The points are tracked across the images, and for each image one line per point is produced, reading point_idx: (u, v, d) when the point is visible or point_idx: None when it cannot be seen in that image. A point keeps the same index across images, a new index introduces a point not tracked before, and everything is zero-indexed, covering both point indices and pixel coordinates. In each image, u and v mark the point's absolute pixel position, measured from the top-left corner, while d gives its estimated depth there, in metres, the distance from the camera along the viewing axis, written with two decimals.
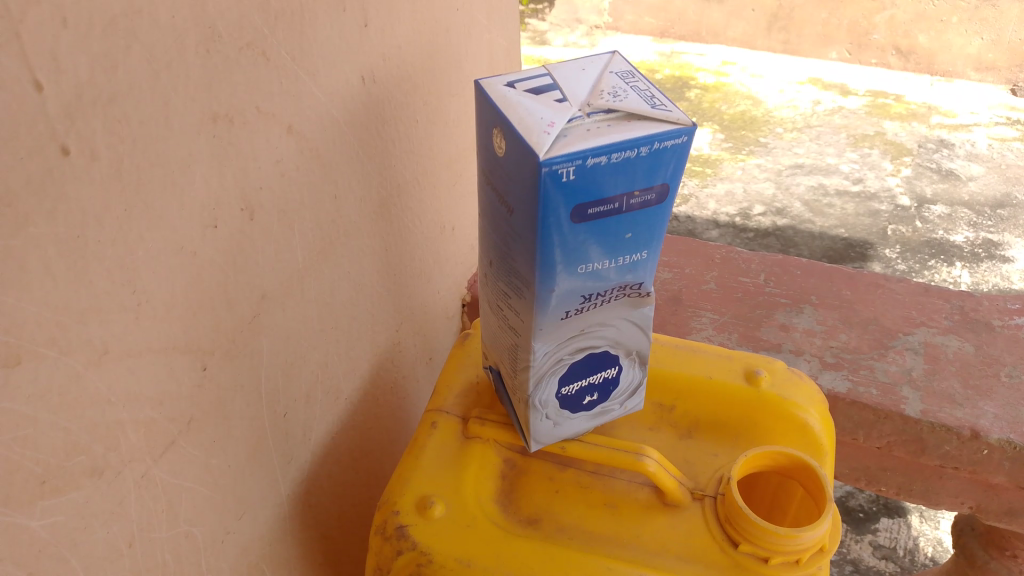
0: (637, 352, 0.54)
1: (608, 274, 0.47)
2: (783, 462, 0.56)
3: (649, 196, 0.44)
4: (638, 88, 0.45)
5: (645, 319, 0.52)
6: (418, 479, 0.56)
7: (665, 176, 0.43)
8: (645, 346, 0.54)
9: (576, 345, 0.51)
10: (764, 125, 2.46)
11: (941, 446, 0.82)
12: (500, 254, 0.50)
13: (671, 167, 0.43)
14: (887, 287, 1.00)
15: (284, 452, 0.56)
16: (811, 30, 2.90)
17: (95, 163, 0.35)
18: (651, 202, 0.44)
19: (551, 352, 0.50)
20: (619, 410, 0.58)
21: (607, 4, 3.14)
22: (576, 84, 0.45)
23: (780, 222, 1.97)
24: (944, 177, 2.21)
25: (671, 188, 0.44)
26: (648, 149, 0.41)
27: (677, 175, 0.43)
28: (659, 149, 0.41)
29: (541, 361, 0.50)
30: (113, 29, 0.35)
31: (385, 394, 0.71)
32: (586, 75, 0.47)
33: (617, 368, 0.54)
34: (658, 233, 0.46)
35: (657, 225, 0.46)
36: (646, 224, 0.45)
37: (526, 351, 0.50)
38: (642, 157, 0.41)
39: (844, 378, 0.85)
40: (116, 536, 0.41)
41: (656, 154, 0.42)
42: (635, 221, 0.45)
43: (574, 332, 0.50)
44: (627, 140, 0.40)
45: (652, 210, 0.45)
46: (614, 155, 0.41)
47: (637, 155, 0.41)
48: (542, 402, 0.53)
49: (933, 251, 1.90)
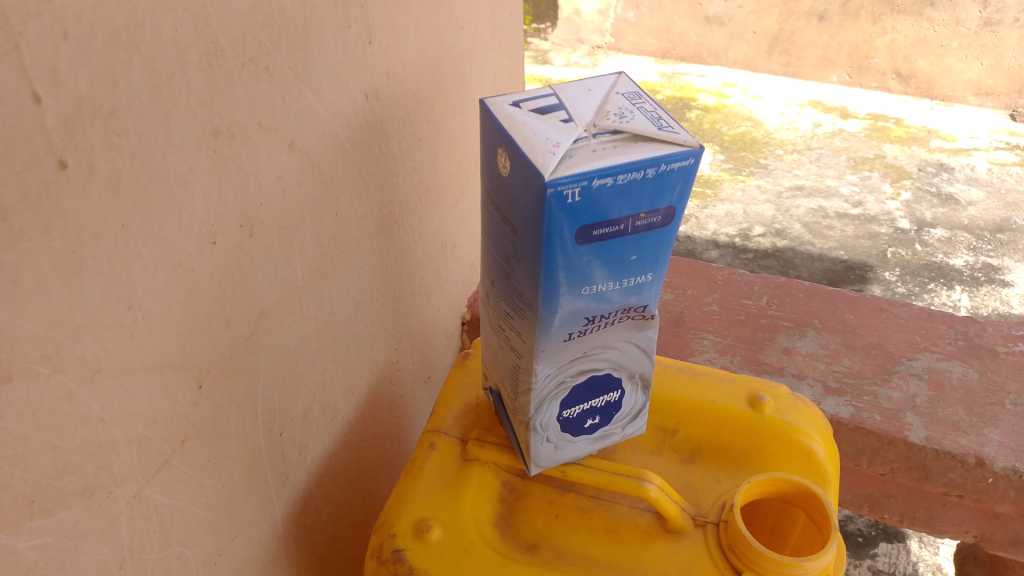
0: (640, 375, 0.53)
1: (612, 297, 0.46)
2: (787, 489, 0.55)
3: (655, 218, 0.43)
4: (645, 109, 0.45)
5: (648, 342, 0.51)
6: (416, 502, 0.55)
7: (672, 199, 0.43)
8: (648, 369, 0.53)
9: (578, 368, 0.50)
10: (765, 146, 2.46)
11: (945, 474, 0.81)
12: (503, 274, 0.49)
13: (677, 189, 0.42)
14: (890, 312, 0.99)
15: (279, 472, 0.55)
16: (812, 52, 2.92)
17: (93, 177, 0.35)
18: (656, 224, 0.44)
19: (553, 374, 0.49)
20: (620, 434, 0.57)
21: (609, 24, 3.15)
22: (582, 104, 0.45)
23: (780, 244, 1.97)
24: (944, 201, 2.21)
25: (677, 210, 0.44)
26: (654, 171, 0.41)
27: (683, 197, 0.43)
28: (666, 171, 0.41)
29: (542, 383, 0.49)
30: (114, 42, 0.34)
31: (383, 414, 0.70)
32: (592, 95, 0.46)
33: (619, 391, 0.54)
34: (663, 256, 0.46)
35: (662, 247, 0.45)
36: (651, 246, 0.45)
37: (527, 373, 0.49)
38: (648, 179, 0.41)
39: (847, 403, 0.85)
40: (106, 558, 0.40)
41: (663, 176, 0.41)
42: (640, 243, 0.44)
43: (576, 355, 0.49)
44: (633, 162, 0.40)
45: (657, 232, 0.44)
46: (621, 176, 0.40)
47: (643, 177, 0.41)
48: (543, 425, 0.52)
49: (934, 274, 1.89)
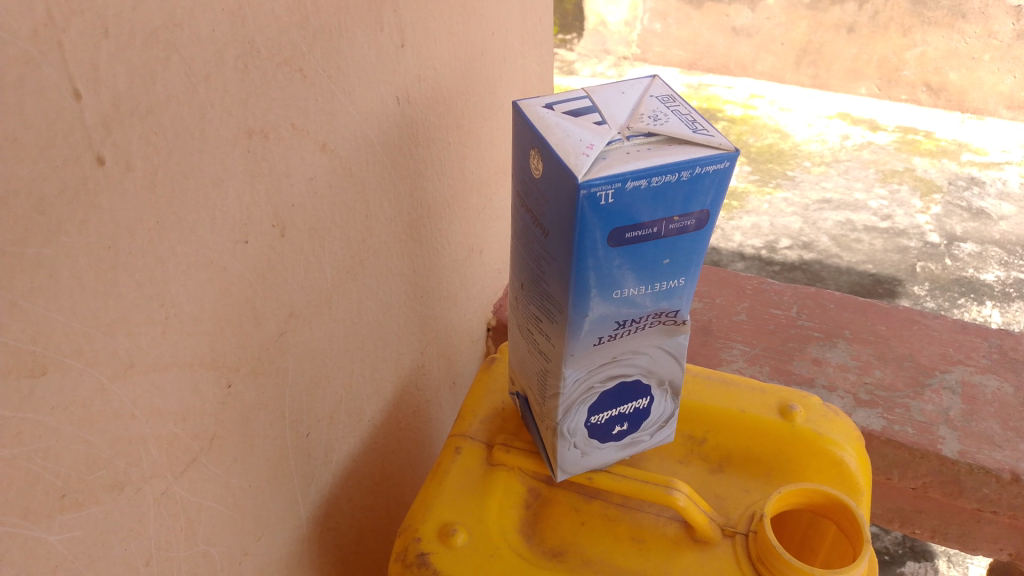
0: (670, 382, 0.53)
1: (643, 302, 0.46)
2: (818, 501, 0.54)
3: (689, 222, 0.43)
4: (680, 112, 0.44)
5: (679, 348, 0.51)
6: (441, 506, 0.55)
7: (707, 203, 0.42)
8: (678, 377, 0.52)
9: (607, 373, 0.49)
10: (792, 158, 2.44)
11: (979, 489, 0.80)
12: (532, 277, 0.49)
13: (711, 193, 0.42)
14: (922, 324, 0.97)
15: (305, 473, 0.55)
16: (840, 64, 2.90)
17: (130, 174, 0.35)
18: (689, 227, 0.43)
19: (582, 379, 0.49)
20: (648, 441, 0.56)
21: (636, 35, 3.16)
22: (615, 107, 0.45)
23: (808, 256, 1.94)
24: (975, 215, 2.18)
25: (712, 216, 0.43)
26: (689, 174, 0.40)
27: (717, 201, 0.42)
28: (700, 174, 0.41)
29: (571, 388, 0.49)
30: (153, 40, 0.35)
31: (409, 418, 0.70)
32: (625, 98, 0.46)
33: (648, 399, 0.53)
34: (696, 261, 0.45)
35: (695, 252, 0.45)
36: (684, 250, 0.44)
37: (556, 377, 0.49)
38: (682, 182, 0.40)
39: (879, 416, 0.83)
40: (134, 554, 0.40)
41: (698, 179, 0.41)
42: (673, 246, 0.44)
43: (605, 360, 0.49)
44: (667, 164, 0.39)
45: (691, 236, 0.44)
46: (655, 179, 0.40)
47: (677, 179, 0.40)
48: (571, 431, 0.51)
49: (964, 289, 1.86)
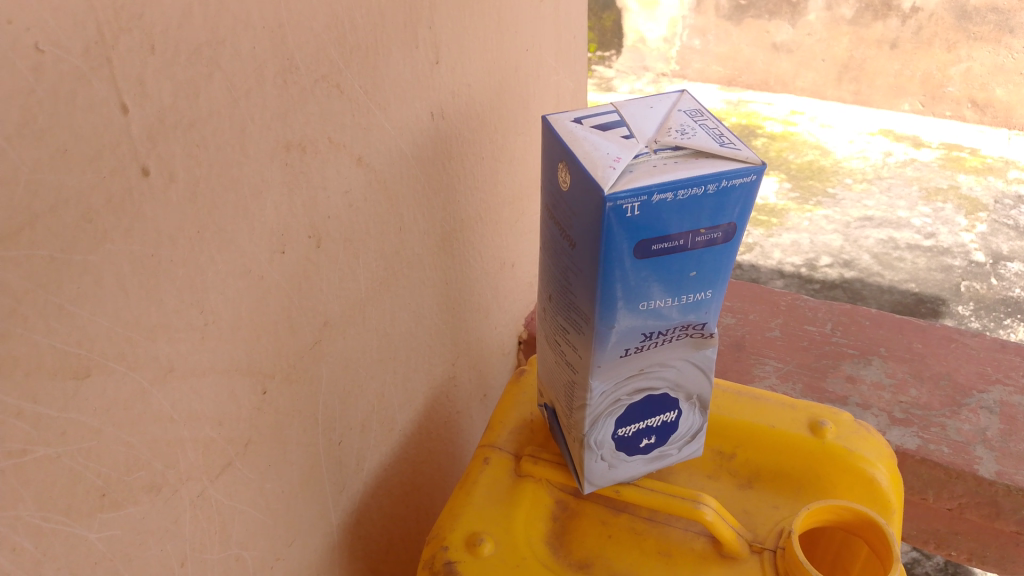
0: (698, 396, 0.53)
1: (670, 315, 0.46)
2: (848, 518, 0.53)
3: (716, 236, 0.43)
4: (708, 126, 0.45)
5: (707, 362, 0.51)
6: (469, 515, 0.55)
7: (734, 216, 0.42)
8: (706, 390, 0.53)
9: (634, 386, 0.50)
10: (833, 175, 2.41)
11: (1018, 511, 0.78)
12: (560, 289, 0.49)
13: (738, 206, 0.42)
14: (961, 342, 0.96)
15: (337, 481, 0.56)
16: (884, 80, 2.86)
17: (172, 185, 0.37)
18: (716, 240, 0.43)
19: (609, 391, 0.49)
20: (676, 455, 0.57)
21: (675, 52, 3.16)
22: (643, 121, 0.46)
23: (848, 274, 1.92)
24: (1022, 233, 2.13)
25: (739, 229, 0.44)
26: (715, 187, 0.41)
27: (744, 214, 0.43)
28: (727, 188, 0.41)
29: (598, 399, 0.49)
30: (196, 57, 0.36)
31: (440, 428, 0.70)
32: (654, 113, 0.47)
33: (676, 412, 0.53)
34: (723, 275, 0.46)
35: (722, 265, 0.45)
36: (710, 263, 0.45)
37: (583, 388, 0.49)
38: (708, 195, 0.41)
39: (914, 435, 0.82)
40: (170, 553, 0.42)
41: (724, 192, 0.41)
42: (699, 260, 0.44)
43: (632, 372, 0.49)
44: (694, 178, 0.40)
45: (718, 249, 0.44)
46: (680, 192, 0.40)
47: (703, 193, 0.41)
48: (598, 443, 0.52)
49: (1010, 309, 1.82)
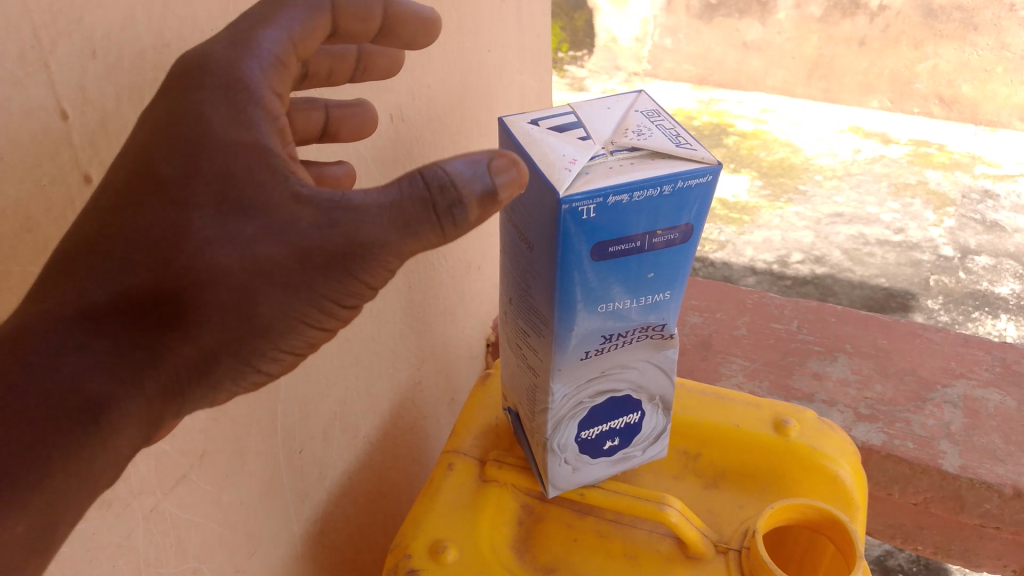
0: (660, 397, 0.53)
1: (630, 316, 0.46)
2: (813, 516, 0.53)
3: (674, 237, 0.43)
4: (664, 126, 0.45)
5: (668, 362, 0.51)
6: (432, 522, 0.55)
7: (691, 217, 0.42)
8: (668, 391, 0.52)
9: (596, 388, 0.50)
10: (804, 172, 2.43)
11: (981, 505, 0.78)
12: (520, 292, 0.49)
13: (695, 207, 0.42)
14: (925, 338, 0.97)
15: (298, 490, 0.55)
16: (852, 77, 2.89)
17: None
18: (674, 241, 0.43)
19: (571, 395, 0.49)
20: (640, 456, 0.56)
21: (645, 51, 3.18)
22: (601, 122, 0.45)
23: (819, 270, 1.93)
24: (988, 227, 2.16)
25: (697, 230, 0.43)
26: (671, 188, 0.40)
27: (701, 214, 0.43)
28: (683, 188, 0.41)
29: (560, 403, 0.49)
30: (141, 60, 0.35)
31: (405, 433, 0.70)
32: (611, 113, 0.46)
33: (639, 413, 0.53)
34: (682, 275, 0.46)
35: (680, 265, 0.45)
36: (668, 264, 0.44)
37: (545, 392, 0.49)
38: (665, 196, 0.41)
39: (879, 430, 0.82)
40: (121, 569, 0.41)
41: (681, 193, 0.41)
42: (656, 260, 0.44)
43: (593, 374, 0.49)
44: (649, 179, 0.40)
45: (676, 250, 0.44)
46: (636, 193, 0.40)
47: (660, 194, 0.40)
48: (561, 446, 0.51)
49: (978, 302, 1.85)
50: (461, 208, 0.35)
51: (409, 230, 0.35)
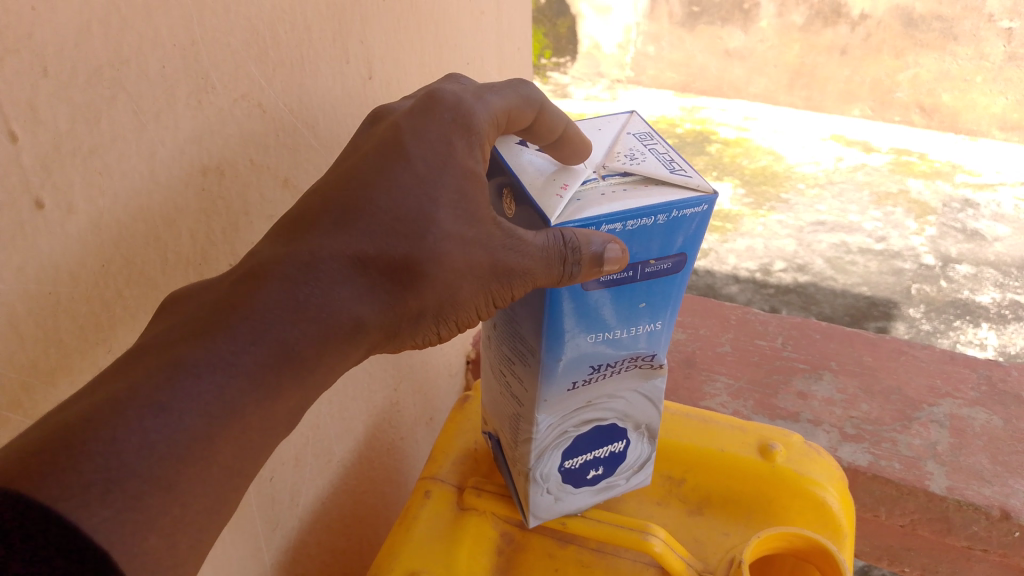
0: (647, 426, 0.51)
1: (619, 346, 0.45)
2: (800, 545, 0.52)
3: (666, 267, 0.42)
4: (658, 150, 0.43)
5: (657, 391, 0.49)
6: (408, 554, 0.53)
7: (684, 247, 0.41)
8: (655, 420, 0.51)
9: (581, 418, 0.48)
10: (786, 180, 2.43)
11: (969, 526, 0.77)
12: (505, 318, 0.47)
13: (690, 237, 0.41)
14: (909, 354, 0.96)
15: (269, 519, 0.53)
16: (834, 86, 2.90)
17: (72, 217, 0.34)
18: (667, 271, 0.42)
19: (557, 426, 0.47)
20: (624, 485, 0.55)
21: (629, 59, 3.18)
22: (594, 148, 0.44)
23: (802, 279, 1.93)
24: (969, 236, 2.17)
25: (689, 259, 0.42)
26: (666, 217, 0.39)
27: (694, 244, 0.41)
28: (677, 218, 0.39)
29: (544, 433, 0.47)
30: (97, 78, 0.34)
31: (382, 456, 0.68)
32: (602, 136, 0.45)
33: (624, 442, 0.51)
34: (673, 305, 0.44)
35: (671, 296, 0.43)
36: (659, 294, 0.43)
37: (528, 422, 0.47)
38: (659, 225, 0.39)
39: (865, 450, 0.81)
40: None
41: (675, 222, 0.39)
42: (649, 290, 0.42)
43: (579, 404, 0.47)
44: (644, 207, 0.38)
45: (668, 280, 0.42)
46: (630, 222, 0.38)
47: (654, 223, 0.39)
48: (544, 476, 0.50)
49: (959, 312, 1.85)
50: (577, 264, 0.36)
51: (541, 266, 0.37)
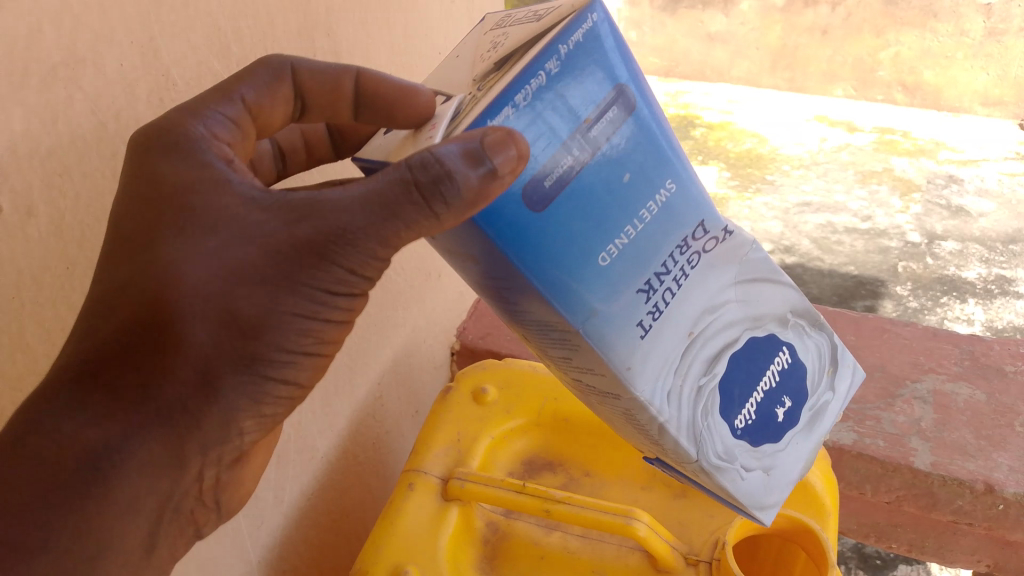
0: (776, 317, 0.44)
1: (645, 255, 0.37)
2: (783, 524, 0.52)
3: (609, 116, 0.35)
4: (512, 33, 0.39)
5: (758, 266, 0.42)
6: (393, 545, 0.53)
7: (608, 78, 0.35)
8: (778, 304, 0.44)
9: (701, 360, 0.41)
10: (771, 162, 2.43)
11: (953, 501, 0.78)
12: (524, 317, 0.40)
13: (600, 67, 0.35)
14: (893, 332, 0.96)
15: (253, 517, 0.53)
16: (816, 67, 2.91)
17: (31, 220, 0.34)
18: (619, 119, 0.36)
19: (663, 390, 0.40)
20: (834, 399, 0.47)
21: None
22: (463, 71, 0.40)
23: (789, 261, 1.94)
24: (954, 212, 2.17)
25: (627, 92, 0.36)
26: (554, 63, 0.33)
27: (614, 56, 0.35)
28: (572, 48, 0.34)
29: (670, 409, 0.40)
30: (52, 78, 0.33)
31: (367, 450, 0.68)
32: (464, 66, 0.41)
33: (785, 349, 0.44)
34: (659, 159, 0.37)
35: (654, 139, 0.37)
36: (640, 153, 0.36)
37: (644, 411, 0.40)
38: (556, 79, 0.33)
39: (850, 428, 0.82)
40: None
41: (569, 60, 0.34)
42: (622, 156, 0.36)
43: (683, 348, 0.40)
44: (519, 73, 0.33)
45: (629, 129, 0.36)
46: (516, 98, 0.33)
47: (547, 77, 0.33)
48: (726, 454, 0.43)
49: (947, 287, 1.85)
50: (447, 185, 0.31)
51: (388, 215, 0.33)
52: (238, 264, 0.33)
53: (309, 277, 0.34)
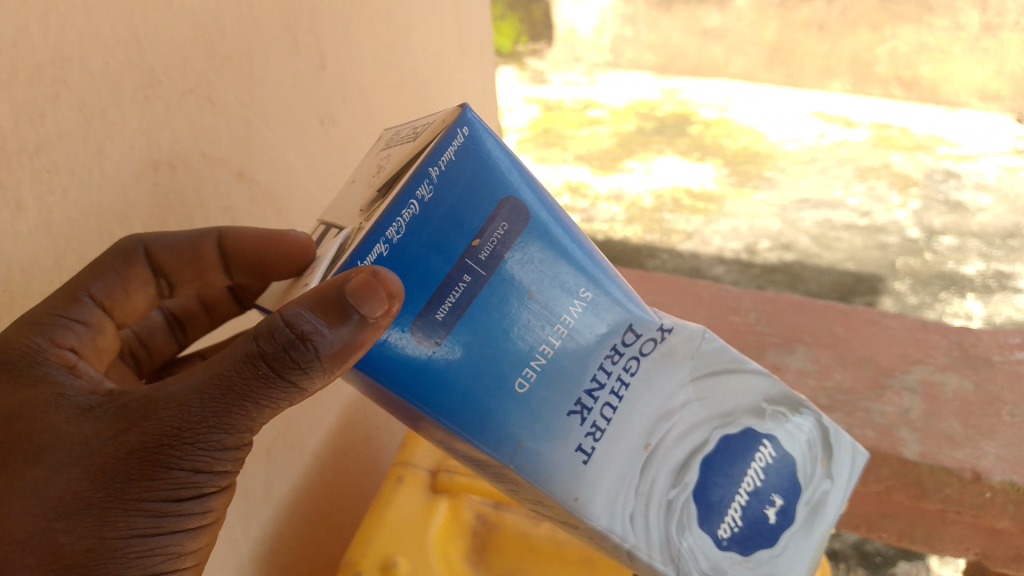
0: (736, 413, 0.44)
1: (567, 373, 0.40)
2: None
3: (500, 231, 0.38)
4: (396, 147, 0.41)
5: (701, 366, 0.44)
6: (383, 536, 0.53)
7: (490, 196, 0.38)
8: (736, 401, 0.44)
9: (655, 473, 0.42)
10: (768, 159, 2.43)
11: (942, 490, 0.78)
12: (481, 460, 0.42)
13: (476, 182, 0.37)
14: (882, 323, 0.97)
15: (244, 512, 0.53)
16: (812, 63, 2.91)
17: (21, 215, 0.34)
18: (514, 234, 0.39)
19: (622, 515, 0.41)
20: (834, 487, 0.46)
21: (605, 41, 3.20)
22: (352, 198, 0.41)
23: (788, 258, 1.94)
24: (952, 208, 2.18)
25: (519, 204, 0.39)
26: (426, 187, 0.36)
27: (493, 174, 0.38)
28: (444, 166, 0.37)
29: (627, 528, 0.41)
30: (39, 76, 0.34)
31: (356, 444, 0.68)
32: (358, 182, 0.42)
33: (763, 444, 0.44)
34: (568, 270, 0.40)
35: (553, 250, 0.40)
36: (541, 267, 0.39)
37: (605, 535, 0.41)
38: (433, 203, 0.36)
39: (840, 419, 0.82)
40: None
41: (444, 180, 0.37)
42: (523, 270, 0.39)
43: (634, 460, 0.41)
44: (389, 204, 0.35)
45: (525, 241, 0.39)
46: (390, 229, 0.35)
47: (422, 202, 0.36)
48: (714, 566, 0.42)
49: (945, 283, 1.86)
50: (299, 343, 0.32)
51: (236, 393, 0.33)
52: (70, 493, 0.33)
53: (151, 485, 0.33)
